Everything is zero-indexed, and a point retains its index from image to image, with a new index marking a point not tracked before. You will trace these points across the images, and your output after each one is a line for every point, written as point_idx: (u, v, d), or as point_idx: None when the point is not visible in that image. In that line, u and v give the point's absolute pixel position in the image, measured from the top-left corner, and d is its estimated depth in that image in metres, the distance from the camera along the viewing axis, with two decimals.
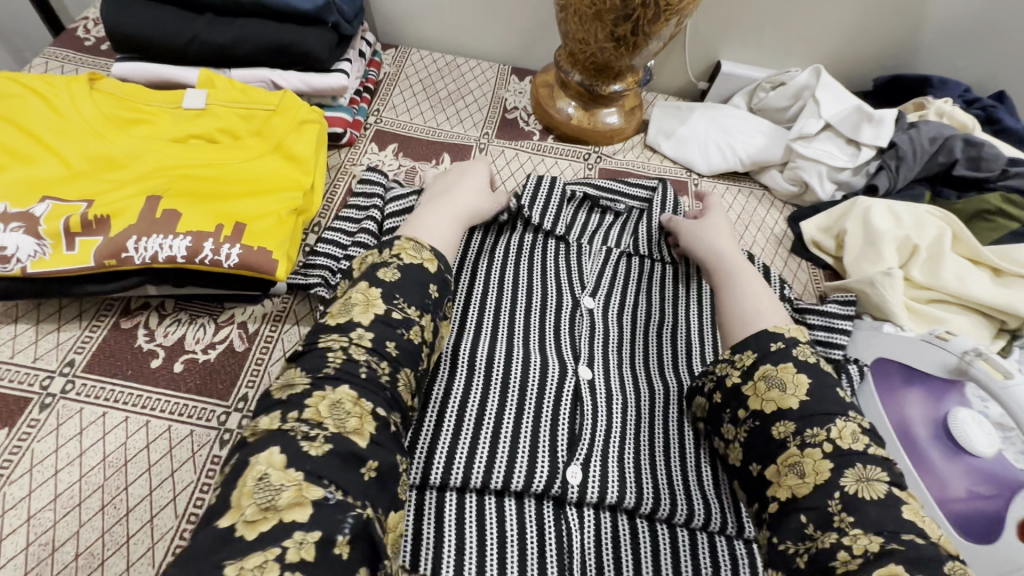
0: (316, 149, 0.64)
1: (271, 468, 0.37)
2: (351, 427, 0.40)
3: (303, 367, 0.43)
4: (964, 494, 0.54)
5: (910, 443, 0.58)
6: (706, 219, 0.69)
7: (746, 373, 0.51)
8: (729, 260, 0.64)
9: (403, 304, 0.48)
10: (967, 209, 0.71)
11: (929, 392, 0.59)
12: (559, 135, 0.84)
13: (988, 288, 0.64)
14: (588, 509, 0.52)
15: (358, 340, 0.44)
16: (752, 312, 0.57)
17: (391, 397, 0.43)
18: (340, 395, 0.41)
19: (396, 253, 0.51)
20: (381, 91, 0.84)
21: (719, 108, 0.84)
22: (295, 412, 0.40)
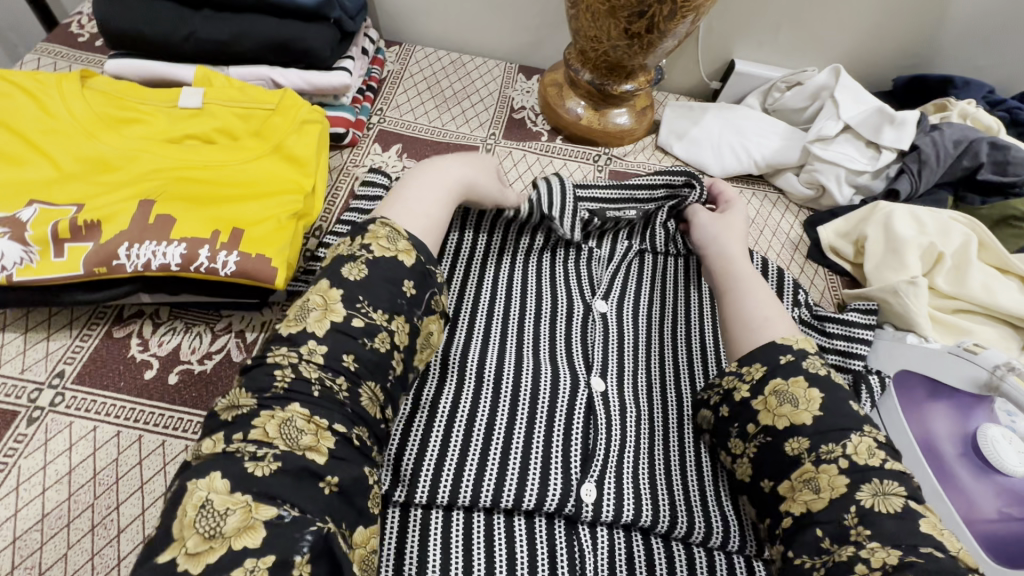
0: (318, 150, 0.61)
1: (213, 493, 0.34)
2: (304, 444, 0.37)
3: (246, 387, 0.40)
4: (996, 515, 0.51)
5: (935, 460, 0.55)
6: (720, 220, 0.67)
7: (755, 388, 0.48)
8: (739, 263, 0.62)
9: (367, 307, 0.43)
10: (992, 216, 0.69)
11: (956, 407, 0.56)
12: (567, 135, 0.81)
13: (1017, 298, 0.61)
14: (601, 527, 0.49)
15: (308, 356, 0.41)
16: (758, 322, 0.55)
17: (351, 413, 0.40)
18: (289, 413, 0.38)
19: (367, 242, 0.47)
20: (385, 90, 0.82)
21: (733, 109, 0.82)
22: (239, 434, 0.37)
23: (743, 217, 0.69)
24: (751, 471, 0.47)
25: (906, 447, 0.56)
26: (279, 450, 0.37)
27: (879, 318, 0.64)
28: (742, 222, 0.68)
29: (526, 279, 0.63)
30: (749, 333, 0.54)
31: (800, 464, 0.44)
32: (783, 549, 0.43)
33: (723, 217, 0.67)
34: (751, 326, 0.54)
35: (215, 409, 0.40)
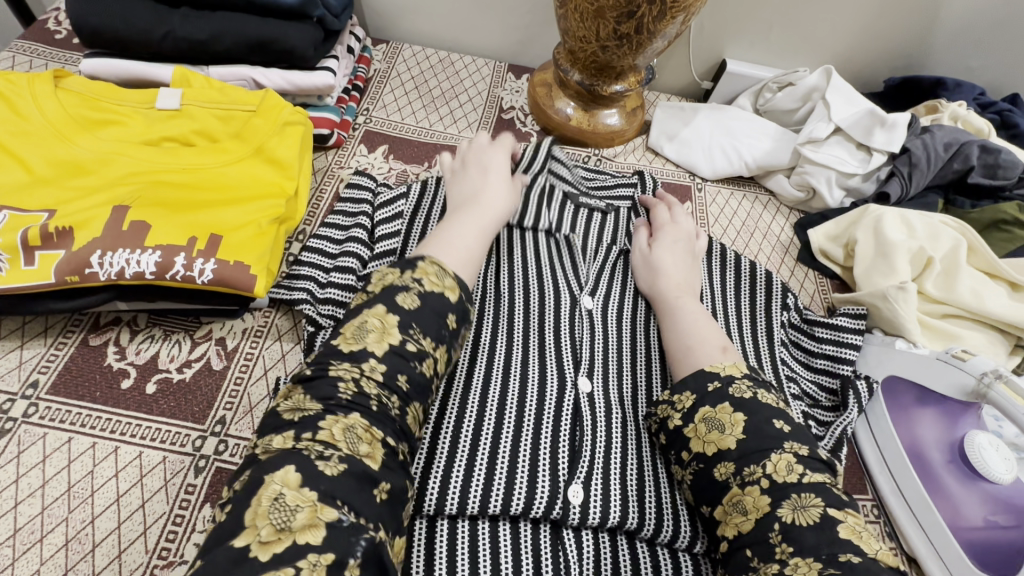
0: (300, 152, 0.60)
1: (286, 487, 0.33)
2: (363, 451, 0.37)
3: (313, 393, 0.39)
4: (983, 523, 0.50)
5: (923, 466, 0.55)
6: (648, 258, 0.65)
7: (686, 415, 0.50)
8: (672, 296, 0.61)
9: (418, 333, 0.43)
10: (983, 218, 0.68)
11: (945, 413, 0.56)
12: (557, 136, 0.80)
13: (1005, 303, 0.61)
14: (587, 532, 0.49)
15: (369, 372, 0.40)
16: (688, 338, 0.56)
17: (400, 429, 0.40)
18: (351, 420, 0.38)
19: (418, 276, 0.45)
20: (371, 89, 0.80)
21: (724, 109, 0.81)
22: (307, 433, 0.36)
23: (674, 245, 0.66)
24: (690, 488, 0.49)
25: (894, 454, 0.56)
26: (343, 451, 0.36)
27: (868, 323, 0.63)
28: (681, 251, 0.66)
29: (512, 282, 0.62)
30: (684, 352, 0.56)
31: (729, 488, 0.46)
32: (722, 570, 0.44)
33: (649, 251, 0.66)
34: (685, 346, 0.56)
35: (278, 409, 0.39)
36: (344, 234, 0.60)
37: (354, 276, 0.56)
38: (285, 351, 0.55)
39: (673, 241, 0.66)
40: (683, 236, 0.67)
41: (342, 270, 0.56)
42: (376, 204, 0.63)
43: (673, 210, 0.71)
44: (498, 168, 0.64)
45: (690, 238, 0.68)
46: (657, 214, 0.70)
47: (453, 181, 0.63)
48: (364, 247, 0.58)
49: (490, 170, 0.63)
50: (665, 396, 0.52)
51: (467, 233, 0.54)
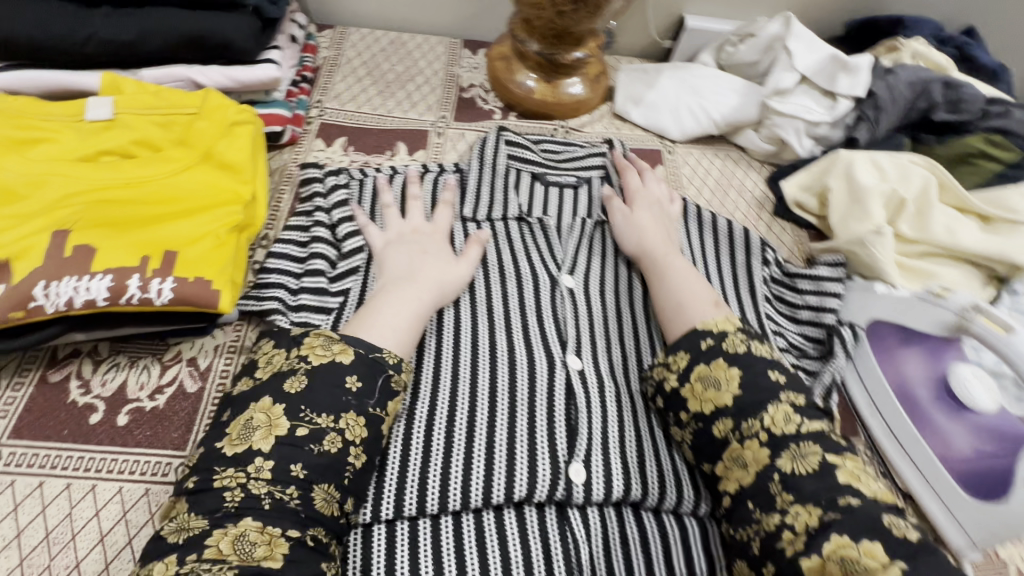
0: (253, 153, 0.57)
1: None
2: (259, 555, 0.37)
3: (195, 509, 0.39)
4: (972, 453, 0.52)
5: (911, 406, 0.56)
6: (627, 221, 0.64)
7: (681, 375, 0.49)
8: (659, 258, 0.60)
9: (311, 414, 0.42)
10: (953, 152, 0.68)
11: (928, 350, 0.57)
12: (521, 111, 0.77)
13: (978, 237, 0.61)
14: (592, 509, 0.49)
15: (256, 473, 0.40)
16: (681, 296, 0.56)
17: (307, 516, 0.40)
18: (243, 527, 0.38)
19: (304, 354, 0.45)
20: (322, 78, 0.76)
21: (688, 67, 0.79)
22: (192, 554, 0.37)
23: (651, 208, 0.66)
24: (691, 448, 0.48)
25: (883, 396, 0.57)
26: (234, 561, 0.37)
27: (848, 270, 0.64)
28: (657, 214, 0.66)
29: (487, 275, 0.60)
30: (676, 312, 0.55)
31: (728, 445, 0.45)
32: (726, 525, 0.44)
33: (624, 215, 0.65)
34: (681, 302, 0.55)
35: (162, 534, 0.38)
36: (305, 249, 0.59)
37: (324, 279, 0.57)
38: None
39: (651, 208, 0.66)
40: (656, 201, 0.67)
41: (313, 291, 0.56)
42: (328, 207, 0.62)
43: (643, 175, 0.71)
44: (440, 251, 0.58)
45: (661, 201, 0.67)
46: (630, 180, 0.70)
47: (386, 254, 0.57)
48: (330, 265, 0.58)
49: (430, 250, 0.58)
50: (660, 357, 0.51)
51: (404, 312, 0.51)
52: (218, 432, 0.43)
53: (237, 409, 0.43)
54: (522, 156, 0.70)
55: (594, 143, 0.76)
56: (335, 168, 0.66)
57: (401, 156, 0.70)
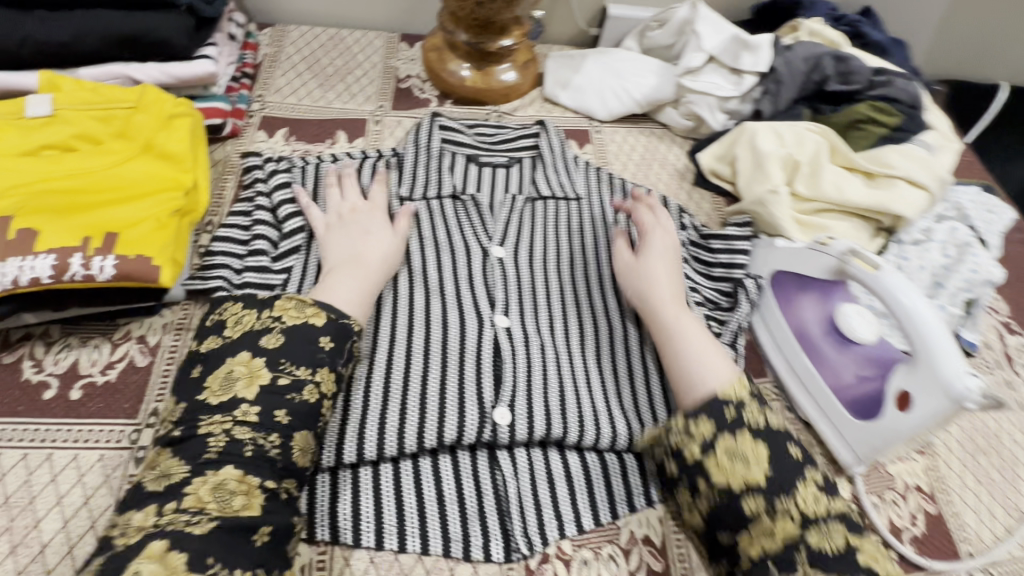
0: (194, 145, 0.61)
1: (148, 560, 0.37)
2: (238, 504, 0.42)
3: (180, 456, 0.43)
4: (855, 379, 0.59)
5: (808, 343, 0.62)
6: (637, 269, 0.62)
7: (705, 447, 0.46)
8: (672, 315, 0.57)
9: (290, 366, 0.47)
10: (845, 119, 0.75)
11: (820, 293, 0.64)
12: (456, 98, 0.82)
13: (863, 191, 0.68)
14: (519, 450, 0.54)
15: (243, 417, 0.45)
16: (693, 356, 0.53)
17: (283, 468, 0.45)
18: (222, 476, 0.42)
19: (277, 315, 0.49)
20: (262, 74, 0.79)
21: (611, 52, 0.85)
22: (172, 503, 0.41)
23: (664, 253, 0.63)
24: (703, 517, 0.47)
25: (783, 338, 0.64)
26: (214, 514, 0.41)
27: (754, 229, 0.70)
28: (670, 258, 0.63)
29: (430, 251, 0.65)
30: (685, 374, 0.52)
31: (758, 521, 0.44)
32: None
33: (638, 260, 0.63)
34: (692, 363, 0.53)
35: (144, 481, 0.42)
36: (248, 233, 0.63)
37: (267, 258, 0.61)
38: None
39: (664, 252, 0.63)
40: (670, 242, 0.64)
41: (257, 269, 0.60)
42: (268, 190, 0.66)
43: (654, 213, 0.68)
44: (380, 229, 0.63)
45: (671, 244, 0.64)
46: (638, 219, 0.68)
47: (328, 238, 0.61)
48: (272, 245, 0.62)
49: (371, 231, 0.62)
50: (676, 420, 0.48)
51: (349, 286, 0.55)
52: (193, 387, 0.47)
53: (210, 364, 0.48)
54: (456, 139, 0.75)
55: (527, 125, 0.80)
56: (276, 155, 0.70)
57: (341, 144, 0.74)
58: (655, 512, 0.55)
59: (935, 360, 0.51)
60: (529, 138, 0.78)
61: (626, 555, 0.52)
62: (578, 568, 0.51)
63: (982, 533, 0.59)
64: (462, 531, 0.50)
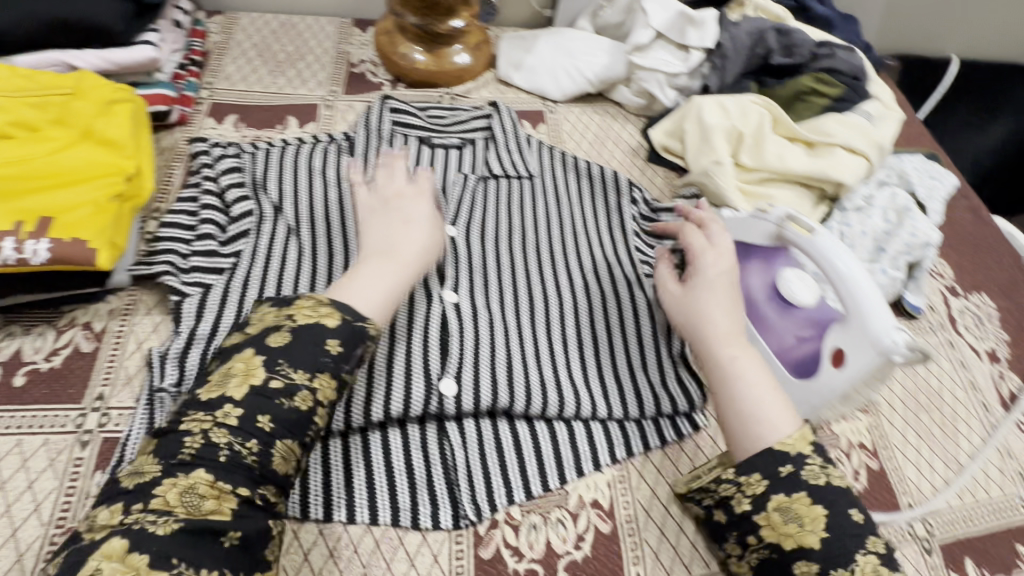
0: (135, 131, 0.60)
1: (107, 561, 0.38)
2: (208, 509, 0.41)
3: (157, 453, 0.43)
4: (794, 341, 0.60)
5: (752, 309, 0.63)
6: (687, 303, 0.58)
7: (756, 502, 0.48)
8: (731, 360, 0.53)
9: (286, 368, 0.46)
10: (789, 92, 0.76)
11: (764, 260, 0.64)
12: (409, 82, 0.82)
13: (804, 160, 0.70)
14: (467, 420, 0.56)
15: (223, 420, 0.44)
16: (754, 408, 0.51)
17: (259, 475, 0.43)
18: (193, 480, 0.41)
19: (291, 313, 0.49)
20: (211, 61, 0.78)
21: (562, 32, 0.86)
22: (140, 503, 0.40)
23: (716, 280, 0.58)
24: (752, 568, 0.48)
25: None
26: (180, 514, 0.40)
27: (702, 200, 0.72)
28: (723, 289, 0.58)
29: None
30: (745, 427, 0.50)
31: None
32: None
33: (687, 294, 0.59)
34: (753, 416, 0.50)
35: (119, 476, 0.42)
36: (194, 218, 0.63)
37: (215, 242, 0.61)
38: (156, 322, 0.57)
39: (715, 279, 0.58)
40: (721, 269, 0.59)
41: (205, 253, 0.60)
42: (216, 175, 0.66)
43: (705, 233, 0.62)
44: (420, 220, 0.61)
45: (728, 268, 0.59)
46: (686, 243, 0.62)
47: (369, 225, 0.61)
48: (219, 229, 0.62)
49: (412, 220, 0.61)
50: (728, 474, 0.49)
51: (382, 279, 0.54)
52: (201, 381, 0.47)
53: (223, 357, 0.47)
54: (407, 122, 0.75)
55: (479, 107, 0.80)
56: (226, 140, 0.70)
57: (292, 129, 0.74)
58: (603, 477, 0.56)
59: (865, 320, 0.53)
60: (481, 120, 0.78)
61: (574, 518, 0.54)
62: (527, 533, 0.52)
63: (922, 485, 0.62)
64: (410, 500, 0.52)
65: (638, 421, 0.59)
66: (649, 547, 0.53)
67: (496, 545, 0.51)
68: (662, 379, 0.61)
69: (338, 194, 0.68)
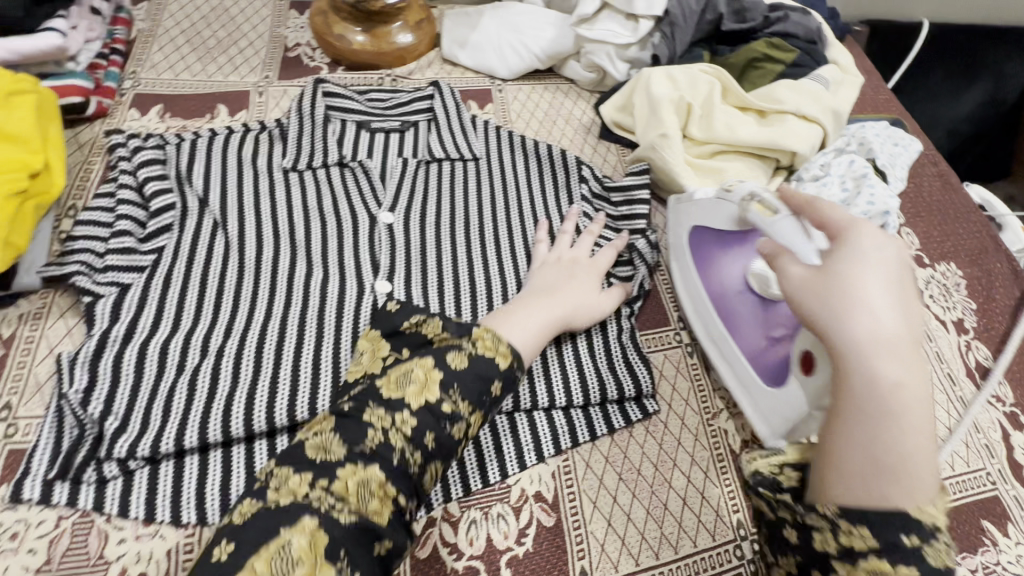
0: (39, 123, 0.57)
1: (296, 536, 0.37)
2: (372, 508, 0.40)
3: (341, 435, 0.42)
4: (766, 342, 0.55)
5: (723, 304, 0.59)
6: (828, 278, 0.38)
7: (844, 553, 0.34)
8: (892, 384, 0.34)
9: (456, 395, 0.45)
10: (742, 59, 0.74)
11: (740, 250, 0.60)
12: (349, 65, 0.79)
13: (755, 130, 0.67)
14: None
15: (400, 425, 0.43)
16: (894, 458, 0.34)
17: (413, 485, 0.42)
18: (369, 474, 0.41)
19: (472, 338, 0.48)
20: (136, 51, 0.75)
21: (507, 7, 0.82)
22: (324, 479, 0.40)
23: (882, 263, 0.38)
24: None
25: (700, 301, 0.61)
26: (354, 506, 0.39)
27: (652, 177, 0.70)
28: (892, 278, 0.37)
29: (325, 226, 0.63)
30: (874, 478, 0.34)
31: None
32: None
33: (828, 272, 0.38)
34: (889, 467, 0.34)
35: (307, 445, 0.43)
36: (112, 215, 0.59)
37: (133, 239, 0.58)
38: (71, 326, 0.54)
39: (875, 261, 0.38)
40: (885, 250, 0.38)
41: (119, 248, 0.57)
42: (134, 167, 0.62)
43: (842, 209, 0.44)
44: (586, 275, 0.60)
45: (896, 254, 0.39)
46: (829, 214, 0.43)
47: (539, 271, 0.60)
48: (138, 225, 0.59)
49: (578, 274, 0.60)
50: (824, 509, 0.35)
51: (534, 314, 0.54)
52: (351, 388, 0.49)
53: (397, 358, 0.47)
54: (344, 106, 0.72)
55: (422, 88, 0.76)
56: (149, 132, 0.67)
57: (222, 118, 0.71)
58: (547, 469, 0.54)
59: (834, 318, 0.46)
60: (424, 102, 0.75)
61: (516, 512, 0.51)
62: (466, 530, 0.50)
63: None
64: None
65: (584, 409, 0.57)
66: (595, 540, 0.50)
67: (433, 544, 0.49)
68: (610, 365, 0.58)
69: (270, 184, 0.65)
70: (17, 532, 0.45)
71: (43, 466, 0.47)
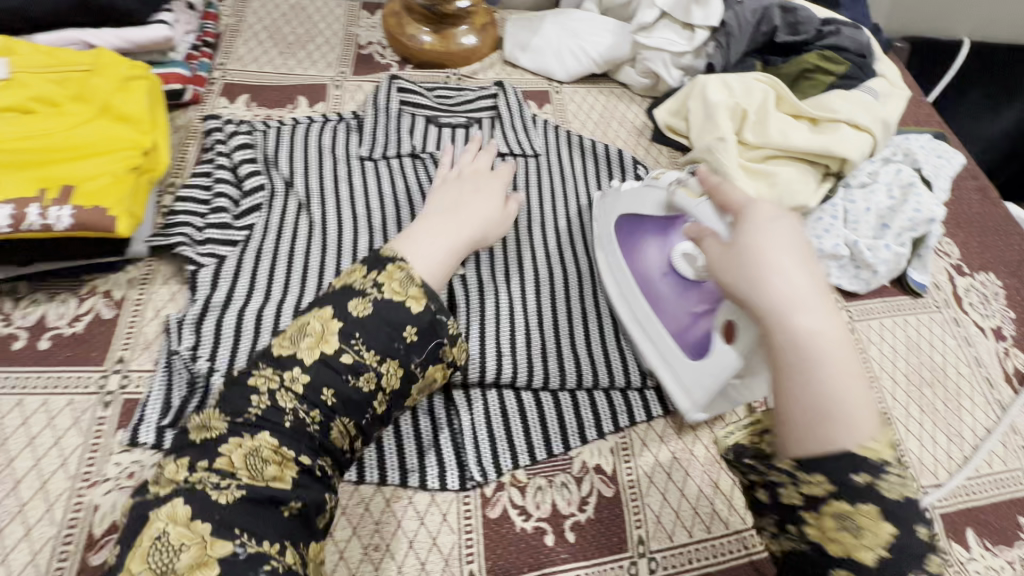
0: (151, 107, 0.62)
1: (171, 523, 0.36)
2: (270, 473, 0.40)
3: (222, 408, 0.42)
4: (689, 319, 0.55)
5: (647, 288, 0.59)
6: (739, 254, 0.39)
7: (808, 498, 0.35)
8: (805, 334, 0.35)
9: (359, 344, 0.44)
10: (794, 70, 0.78)
11: (659, 234, 0.61)
12: (417, 63, 0.84)
13: (807, 137, 0.71)
14: (475, 390, 0.58)
15: (289, 383, 0.42)
16: (829, 395, 0.34)
17: (319, 445, 0.42)
18: (258, 442, 0.40)
19: (380, 281, 0.46)
20: (223, 44, 0.80)
21: (569, 13, 0.86)
22: (204, 461, 0.39)
23: (779, 229, 0.39)
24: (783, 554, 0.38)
25: (625, 286, 0.61)
26: (243, 480, 0.39)
27: None
28: (793, 243, 0.38)
29: (398, 211, 0.67)
30: (817, 422, 0.34)
31: None
32: None
33: (738, 251, 0.39)
34: (827, 410, 0.34)
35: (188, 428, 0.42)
36: (208, 193, 0.65)
37: (229, 216, 0.63)
38: (173, 291, 0.59)
39: (776, 227, 0.39)
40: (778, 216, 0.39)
41: (217, 223, 0.62)
42: (228, 151, 0.68)
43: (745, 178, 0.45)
44: (489, 189, 0.62)
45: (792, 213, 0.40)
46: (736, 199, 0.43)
47: (441, 188, 0.62)
48: (233, 203, 0.64)
49: (481, 189, 0.62)
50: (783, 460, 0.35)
51: (438, 238, 0.53)
52: None
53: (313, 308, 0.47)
54: (411, 100, 0.76)
55: (485, 88, 0.81)
56: (239, 120, 0.72)
57: (302, 109, 0.76)
58: (606, 443, 0.57)
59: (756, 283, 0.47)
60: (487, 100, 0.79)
61: (578, 482, 0.55)
62: (533, 494, 0.54)
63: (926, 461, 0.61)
64: (419, 462, 0.54)
65: (640, 391, 0.60)
66: (650, 512, 0.54)
67: (502, 506, 0.53)
68: None
69: (347, 171, 0.70)
70: (133, 471, 0.49)
71: (156, 414, 0.51)
